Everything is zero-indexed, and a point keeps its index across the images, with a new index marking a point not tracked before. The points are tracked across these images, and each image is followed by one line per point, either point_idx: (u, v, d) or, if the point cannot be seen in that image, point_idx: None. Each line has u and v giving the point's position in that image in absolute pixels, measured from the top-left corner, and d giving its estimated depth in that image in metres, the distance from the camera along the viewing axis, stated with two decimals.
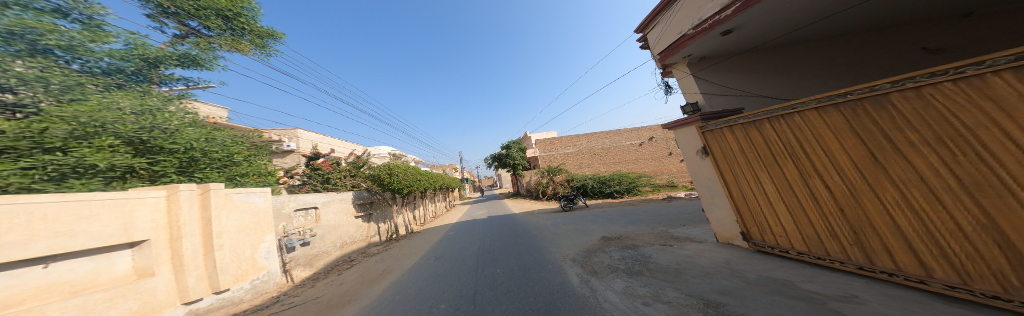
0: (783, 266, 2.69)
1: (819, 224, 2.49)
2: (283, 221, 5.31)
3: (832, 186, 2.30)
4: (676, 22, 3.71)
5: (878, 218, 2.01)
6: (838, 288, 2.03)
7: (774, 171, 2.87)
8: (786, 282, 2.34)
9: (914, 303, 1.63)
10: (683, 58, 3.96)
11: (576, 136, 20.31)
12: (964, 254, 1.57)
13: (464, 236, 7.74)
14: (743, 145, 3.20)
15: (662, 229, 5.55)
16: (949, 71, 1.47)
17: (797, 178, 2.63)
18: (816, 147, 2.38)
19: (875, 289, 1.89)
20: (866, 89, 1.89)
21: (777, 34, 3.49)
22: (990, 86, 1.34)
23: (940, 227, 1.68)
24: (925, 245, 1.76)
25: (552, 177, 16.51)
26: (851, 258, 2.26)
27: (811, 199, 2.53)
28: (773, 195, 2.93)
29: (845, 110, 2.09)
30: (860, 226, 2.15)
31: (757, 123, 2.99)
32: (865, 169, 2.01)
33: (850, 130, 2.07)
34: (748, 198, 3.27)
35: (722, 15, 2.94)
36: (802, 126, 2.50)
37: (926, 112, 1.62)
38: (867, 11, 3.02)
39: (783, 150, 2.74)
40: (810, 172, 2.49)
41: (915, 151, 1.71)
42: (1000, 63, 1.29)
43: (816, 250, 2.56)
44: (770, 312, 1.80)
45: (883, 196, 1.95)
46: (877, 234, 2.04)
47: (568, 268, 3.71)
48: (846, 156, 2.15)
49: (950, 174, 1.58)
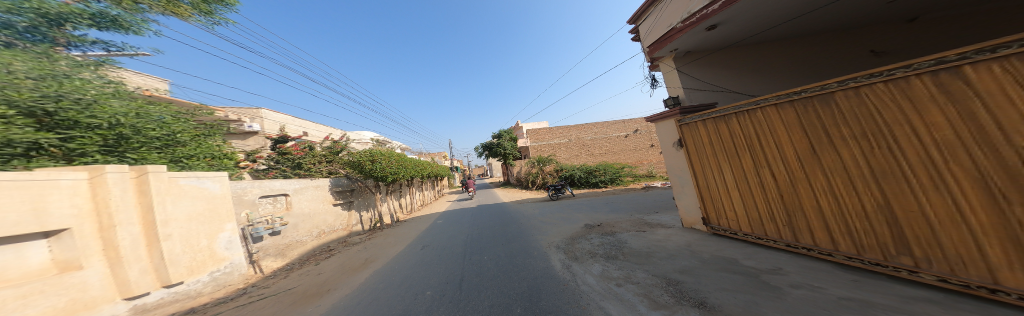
0: (732, 246, 3.02)
1: (762, 209, 2.82)
2: (247, 209, 4.88)
3: (778, 175, 2.58)
4: (667, 14, 3.79)
5: (808, 203, 2.32)
6: (770, 263, 2.33)
7: (733, 162, 3.15)
8: (732, 259, 2.65)
9: (821, 272, 1.92)
10: (670, 52, 4.10)
11: (565, 127, 20.62)
12: (863, 232, 1.89)
13: (453, 225, 7.71)
14: (710, 137, 3.44)
15: (638, 217, 5.92)
16: (883, 72, 1.65)
17: (751, 169, 2.91)
18: (772, 140, 2.62)
19: (797, 263, 2.20)
20: (818, 88, 2.09)
21: (754, 32, 3.73)
22: (913, 86, 1.53)
23: (851, 210, 1.97)
24: (836, 225, 2.09)
25: (541, 166, 16.76)
26: (782, 237, 2.62)
27: (761, 188, 2.82)
28: (730, 184, 3.23)
29: (799, 107, 2.30)
30: (793, 210, 2.47)
31: (725, 117, 3.19)
32: (808, 161, 2.27)
33: (801, 125, 2.30)
34: (710, 186, 3.59)
35: (709, 9, 3.02)
36: (762, 121, 2.72)
37: (859, 110, 1.83)
38: (832, 12, 3.31)
39: (744, 143, 2.98)
40: (763, 162, 2.76)
41: (845, 144, 1.95)
42: (924, 66, 1.46)
43: (757, 231, 2.93)
44: (717, 286, 2.03)
45: (815, 185, 2.23)
46: (806, 218, 2.35)
47: (552, 255, 3.87)
48: (793, 148, 2.39)
49: (869, 164, 1.83)
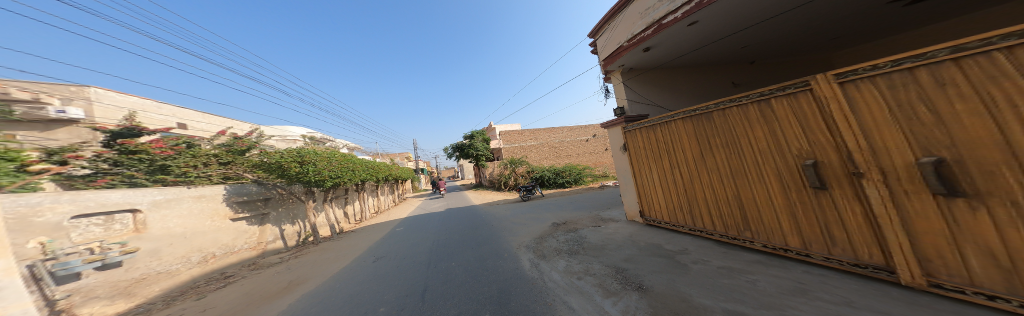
0: (661, 235, 3.67)
1: (676, 201, 3.62)
2: (41, 239, 3.30)
3: (685, 174, 3.37)
4: (616, 32, 4.36)
5: (706, 194, 3.12)
6: (688, 248, 3.02)
7: (654, 164, 3.91)
8: (661, 246, 3.24)
9: (726, 255, 2.56)
10: (618, 67, 4.72)
11: (535, 130, 21.40)
12: (744, 211, 2.69)
13: (418, 232, 7.27)
14: (642, 143, 4.15)
15: (596, 213, 6.56)
16: (747, 98, 2.42)
17: (667, 170, 3.69)
18: (679, 147, 3.40)
19: (706, 249, 2.88)
20: (708, 108, 2.85)
21: (676, 55, 4.43)
22: (764, 108, 2.31)
23: (734, 196, 2.77)
24: (726, 208, 2.89)
25: (512, 168, 16.98)
26: (692, 222, 3.42)
27: (673, 185, 3.63)
28: (654, 183, 4.00)
29: (695, 122, 3.08)
30: (697, 200, 3.27)
31: (649, 128, 3.92)
32: (704, 162, 3.05)
33: (698, 136, 3.08)
34: (641, 186, 4.33)
35: (644, 33, 3.68)
36: (671, 132, 3.49)
37: (735, 124, 2.61)
38: (727, 43, 4.13)
39: (661, 148, 3.74)
40: (674, 165, 3.54)
41: (727, 149, 2.74)
42: (772, 95, 2.22)
43: (673, 219, 3.74)
44: (653, 271, 2.54)
45: (710, 180, 3.02)
46: (702, 207, 3.21)
47: (521, 255, 4.05)
48: (693, 153, 3.18)
49: (736, 166, 2.68)
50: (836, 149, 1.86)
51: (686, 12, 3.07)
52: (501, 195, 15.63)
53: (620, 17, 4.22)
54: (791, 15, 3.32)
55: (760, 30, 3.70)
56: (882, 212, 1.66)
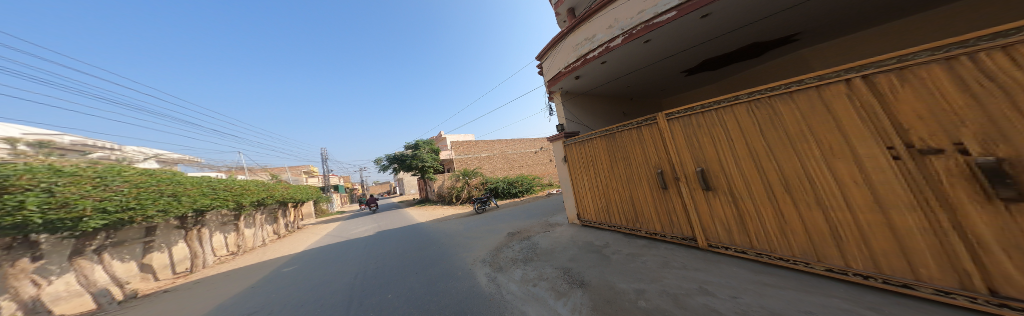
0: (595, 234, 4.39)
1: (598, 204, 4.55)
2: None
3: (602, 181, 4.32)
4: (551, 62, 4.98)
5: (617, 196, 4.09)
6: (614, 243, 3.73)
7: (581, 172, 4.82)
8: (595, 243, 3.91)
9: (637, 247, 3.36)
10: (557, 90, 5.20)
11: (487, 141, 21.71)
12: (641, 207, 3.70)
13: (351, 256, 6.20)
14: (570, 154, 5.02)
15: (544, 220, 7.11)
16: (636, 124, 3.49)
17: (591, 178, 4.58)
18: (597, 160, 4.36)
19: (625, 243, 3.64)
20: (612, 130, 3.90)
21: (599, 83, 5.14)
22: (645, 132, 3.38)
23: (633, 197, 3.79)
24: (629, 207, 3.90)
25: (466, 179, 16.65)
26: (610, 221, 4.36)
27: (592, 189, 4.61)
28: (582, 190, 4.90)
29: (605, 140, 4.10)
30: (612, 202, 4.20)
31: (575, 144, 4.86)
32: (613, 172, 4.04)
33: (608, 151, 4.08)
34: (574, 192, 5.17)
35: (575, 64, 4.29)
36: (591, 148, 4.45)
37: (630, 143, 3.66)
38: (630, 79, 5.09)
39: (584, 159, 4.66)
40: (594, 174, 4.48)
41: (626, 161, 3.77)
42: (649, 122, 3.30)
43: (596, 219, 4.67)
44: (590, 268, 3.06)
45: (617, 185, 4.03)
46: (611, 206, 4.26)
47: (477, 271, 3.97)
48: (606, 164, 4.17)
49: (628, 174, 3.78)
50: (674, 163, 3.06)
51: (602, 51, 3.83)
52: (454, 209, 15.06)
53: (553, 50, 4.88)
54: (670, 60, 4.28)
55: (651, 73, 4.88)
56: (697, 199, 2.93)
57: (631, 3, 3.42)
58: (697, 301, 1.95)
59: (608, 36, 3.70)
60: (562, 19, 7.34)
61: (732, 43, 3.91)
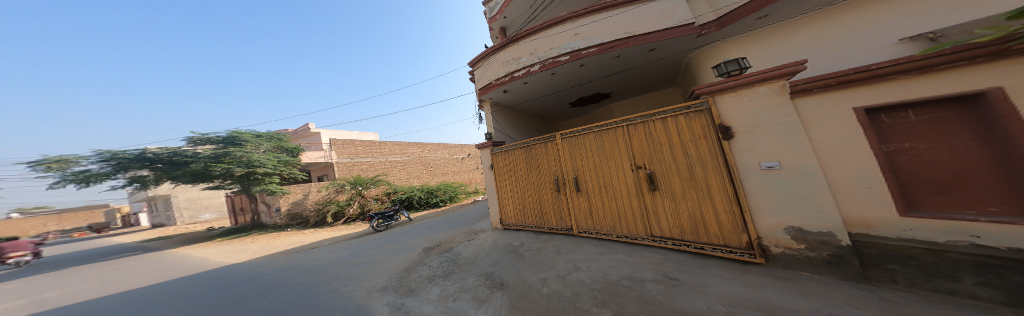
0: (516, 237, 4.78)
1: (517, 208, 5.16)
2: None
3: (521, 187, 4.94)
4: (480, 73, 5.08)
5: (532, 201, 4.78)
6: (532, 243, 4.24)
7: (499, 178, 5.42)
8: (515, 245, 4.28)
9: (548, 244, 3.99)
10: (487, 99, 5.40)
11: (399, 144, 18.78)
12: (546, 209, 4.54)
13: (128, 305, 3.54)
14: (491, 161, 5.50)
15: (467, 230, 6.83)
16: (540, 140, 4.46)
17: (511, 185, 5.15)
18: (517, 169, 4.96)
19: (540, 241, 4.21)
20: (526, 143, 4.70)
21: (524, 100, 5.71)
22: (548, 147, 4.31)
23: (542, 201, 4.60)
24: (539, 210, 4.68)
25: (359, 190, 11.94)
26: (525, 222, 5.05)
27: (508, 192, 5.29)
28: (504, 195, 5.40)
29: (521, 151, 4.84)
30: (529, 206, 4.87)
31: (499, 153, 5.33)
32: (528, 179, 4.76)
33: (523, 161, 4.82)
34: (497, 198, 5.58)
35: (504, 79, 4.46)
36: (512, 158, 5.03)
37: (537, 155, 4.53)
38: (548, 101, 5.95)
39: (502, 166, 5.30)
40: (513, 181, 5.10)
41: (538, 170, 4.55)
42: (549, 139, 4.31)
43: (514, 222, 5.29)
44: (511, 269, 3.23)
45: (531, 191, 4.76)
46: (521, 208, 5.03)
47: (374, 300, 2.93)
48: (523, 172, 4.85)
49: (533, 181, 4.67)
50: (562, 172, 4.14)
51: (523, 73, 4.20)
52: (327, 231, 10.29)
53: (482, 63, 5.01)
54: (578, 90, 5.22)
55: (558, 100, 5.95)
56: (571, 199, 4.08)
57: (547, 39, 3.96)
58: (575, 276, 2.69)
59: (529, 61, 4.12)
60: (495, 34, 7.94)
61: (625, 80, 4.91)
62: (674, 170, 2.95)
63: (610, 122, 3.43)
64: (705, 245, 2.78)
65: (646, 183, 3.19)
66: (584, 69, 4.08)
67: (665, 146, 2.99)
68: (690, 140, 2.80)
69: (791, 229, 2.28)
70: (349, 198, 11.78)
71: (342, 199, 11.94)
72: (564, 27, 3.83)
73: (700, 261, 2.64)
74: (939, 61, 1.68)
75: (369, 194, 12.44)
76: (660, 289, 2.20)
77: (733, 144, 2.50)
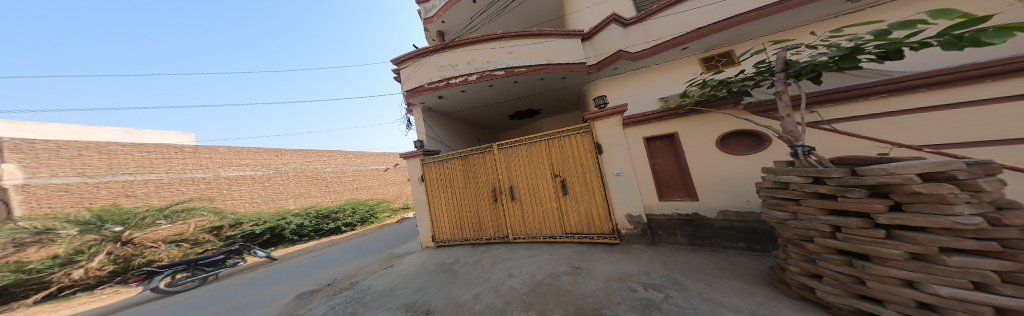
0: (449, 254, 4.55)
1: (447, 223, 5.01)
2: None
3: (452, 198, 4.87)
4: (411, 72, 4.66)
5: (464, 212, 4.78)
6: (465, 257, 4.15)
7: (430, 191, 5.12)
8: (447, 263, 4.06)
9: (482, 256, 4.02)
10: (418, 103, 5.06)
11: (280, 150, 12.24)
12: (477, 220, 4.64)
13: None
14: (420, 173, 5.16)
15: (386, 253, 5.88)
16: (468, 151, 4.62)
17: (440, 198, 5.01)
18: (447, 180, 4.90)
19: (473, 254, 4.18)
20: (456, 154, 4.75)
21: (461, 108, 5.72)
22: (477, 158, 4.50)
23: (473, 211, 4.67)
24: (471, 220, 4.71)
25: (120, 231, 5.83)
26: (456, 237, 4.96)
27: (440, 207, 5.04)
28: (433, 210, 5.15)
29: (449, 163, 4.85)
30: (461, 217, 4.83)
31: (426, 164, 5.12)
32: (459, 190, 4.77)
33: (451, 171, 4.84)
34: (424, 214, 5.25)
35: (438, 84, 4.34)
36: (440, 169, 4.96)
37: (466, 165, 4.64)
38: (484, 112, 6.16)
39: (433, 178, 5.05)
40: (442, 194, 4.99)
41: (469, 180, 4.63)
42: (477, 150, 4.52)
43: (445, 238, 5.10)
44: (440, 292, 3.02)
45: (463, 201, 4.75)
46: (456, 221, 4.89)
47: None
48: (454, 184, 4.81)
49: (468, 191, 4.67)
50: (496, 181, 4.32)
51: (461, 81, 4.21)
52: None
53: (414, 62, 4.63)
54: (509, 104, 5.66)
55: (492, 112, 6.23)
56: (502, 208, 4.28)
57: (485, 51, 4.14)
58: (506, 285, 2.80)
59: (467, 70, 4.18)
60: (430, 37, 7.64)
61: (549, 100, 5.66)
62: (576, 177, 3.62)
63: (531, 136, 3.90)
64: (598, 234, 3.57)
65: (561, 188, 3.71)
66: (517, 86, 4.44)
67: (572, 157, 3.62)
68: (585, 153, 3.55)
69: (631, 215, 3.41)
70: (76, 250, 5.35)
71: (47, 258, 5.13)
72: (501, 43, 4.10)
73: (602, 253, 3.26)
74: (660, 113, 3.14)
75: (151, 235, 6.29)
76: (574, 282, 2.60)
77: (605, 156, 3.45)
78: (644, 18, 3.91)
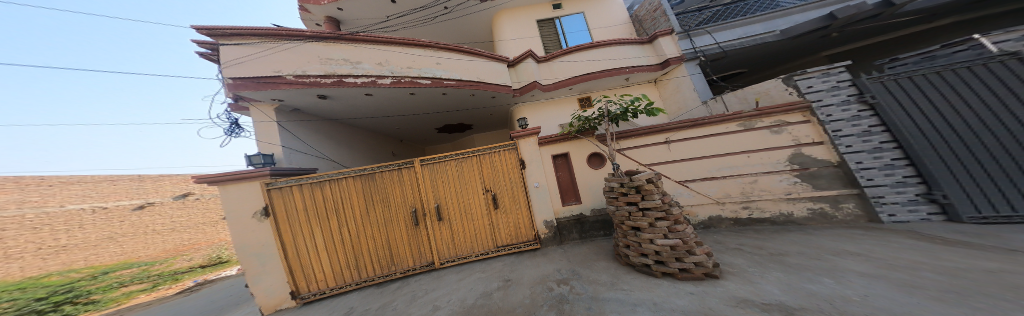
0: (340, 308, 3.46)
1: (343, 261, 4.05)
2: None
3: (356, 226, 4.10)
4: (262, 56, 3.10)
5: (375, 241, 4.14)
6: (368, 307, 3.30)
7: (313, 225, 3.99)
8: None
9: (395, 295, 3.44)
10: (270, 99, 3.35)
11: None
12: (392, 248, 4.16)
13: None
14: (294, 203, 3.93)
15: None
16: (389, 167, 4.20)
17: (332, 229, 4.03)
18: (351, 202, 4.10)
19: (381, 299, 3.44)
20: (370, 170, 4.18)
21: (355, 115, 4.51)
22: (400, 174, 4.20)
23: (387, 237, 4.17)
24: (383, 250, 4.16)
25: None
26: (359, 278, 4.09)
27: (332, 244, 4.02)
28: (317, 247, 3.98)
29: (357, 180, 4.16)
30: (368, 249, 4.11)
31: (314, 184, 4.01)
32: (368, 212, 4.15)
33: (358, 192, 4.14)
34: (298, 256, 3.90)
35: (322, 79, 3.19)
36: (339, 189, 4.08)
37: (384, 182, 4.21)
38: (388, 123, 5.27)
39: (320, 206, 4.02)
40: (337, 223, 4.05)
41: (388, 201, 4.20)
42: (398, 166, 4.23)
43: (338, 284, 4.04)
44: None
45: (376, 227, 4.15)
46: (362, 257, 4.13)
47: None
48: (362, 205, 4.13)
49: (383, 215, 4.16)
50: (422, 202, 4.18)
51: (367, 81, 3.35)
52: None
53: (273, 43, 3.13)
54: (422, 117, 5.03)
55: (404, 122, 5.26)
56: (428, 231, 4.14)
57: (404, 55, 3.60)
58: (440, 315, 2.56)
59: (376, 71, 3.41)
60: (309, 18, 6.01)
61: (469, 117, 5.59)
62: (503, 190, 4.12)
63: (464, 152, 4.16)
64: (523, 246, 4.14)
65: (493, 203, 4.11)
66: (445, 98, 4.12)
67: (502, 172, 4.12)
68: (512, 168, 4.13)
69: (546, 220, 4.12)
70: None
71: None
72: (426, 51, 3.74)
73: (521, 263, 3.69)
74: (558, 136, 4.19)
75: None
76: (503, 293, 2.87)
77: (527, 172, 4.11)
78: (549, 59, 4.84)
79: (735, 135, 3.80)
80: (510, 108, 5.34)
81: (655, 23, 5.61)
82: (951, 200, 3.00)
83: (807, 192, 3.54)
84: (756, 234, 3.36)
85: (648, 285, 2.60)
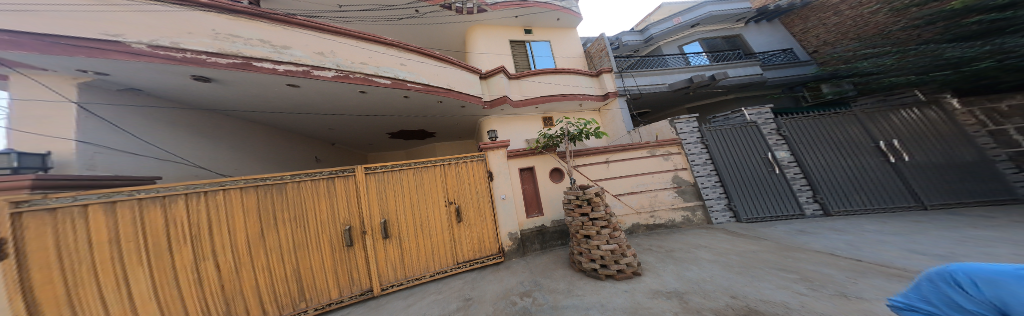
0: None
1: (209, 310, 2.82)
2: None
3: (244, 253, 3.05)
4: (166, 22, 2.93)
5: (278, 272, 3.18)
6: None
7: (160, 261, 2.67)
8: None
9: None
10: (192, 78, 3.18)
11: None
12: (306, 279, 3.29)
13: None
14: (127, 230, 2.57)
15: None
16: (321, 174, 3.51)
17: (188, 262, 2.79)
18: (246, 220, 3.10)
19: None
20: (286, 177, 3.36)
21: (269, 104, 4.26)
22: (335, 183, 3.58)
23: (300, 264, 3.29)
24: (290, 283, 3.22)
25: None
26: None
27: (198, 284, 2.79)
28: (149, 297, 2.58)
29: (260, 191, 3.21)
30: (262, 285, 3.09)
31: (170, 198, 2.77)
32: (268, 233, 3.20)
33: (258, 206, 3.18)
34: None
35: (271, 65, 3.28)
36: (220, 204, 2.98)
37: (308, 193, 3.44)
38: (314, 117, 5.07)
39: (185, 232, 2.81)
40: (205, 253, 2.87)
41: (310, 216, 3.43)
42: (330, 174, 3.56)
43: None
44: None
45: (285, 252, 3.25)
46: (257, 296, 3.04)
47: None
48: (259, 223, 3.16)
49: (303, 234, 3.35)
50: (362, 218, 3.64)
51: (299, 70, 3.44)
52: None
53: (213, 13, 3.17)
54: (361, 115, 5.10)
55: (338, 117, 5.15)
56: (365, 251, 3.59)
57: (361, 51, 3.91)
58: None
59: (331, 64, 3.64)
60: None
61: (412, 122, 5.81)
62: (468, 201, 4.22)
63: (424, 161, 4.05)
64: (483, 258, 4.22)
65: (455, 215, 4.10)
66: (406, 100, 4.51)
67: (468, 183, 4.26)
68: (478, 179, 4.35)
69: (510, 233, 4.40)
70: None
71: None
72: (388, 50, 4.14)
73: (478, 282, 3.64)
74: (526, 151, 4.65)
75: None
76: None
77: (494, 183, 4.41)
78: (520, 77, 5.78)
79: (645, 159, 5.28)
80: (476, 120, 6.11)
81: (601, 60, 6.96)
82: (737, 208, 5.26)
83: (681, 203, 5.31)
84: (653, 238, 4.77)
85: (596, 289, 3.21)
